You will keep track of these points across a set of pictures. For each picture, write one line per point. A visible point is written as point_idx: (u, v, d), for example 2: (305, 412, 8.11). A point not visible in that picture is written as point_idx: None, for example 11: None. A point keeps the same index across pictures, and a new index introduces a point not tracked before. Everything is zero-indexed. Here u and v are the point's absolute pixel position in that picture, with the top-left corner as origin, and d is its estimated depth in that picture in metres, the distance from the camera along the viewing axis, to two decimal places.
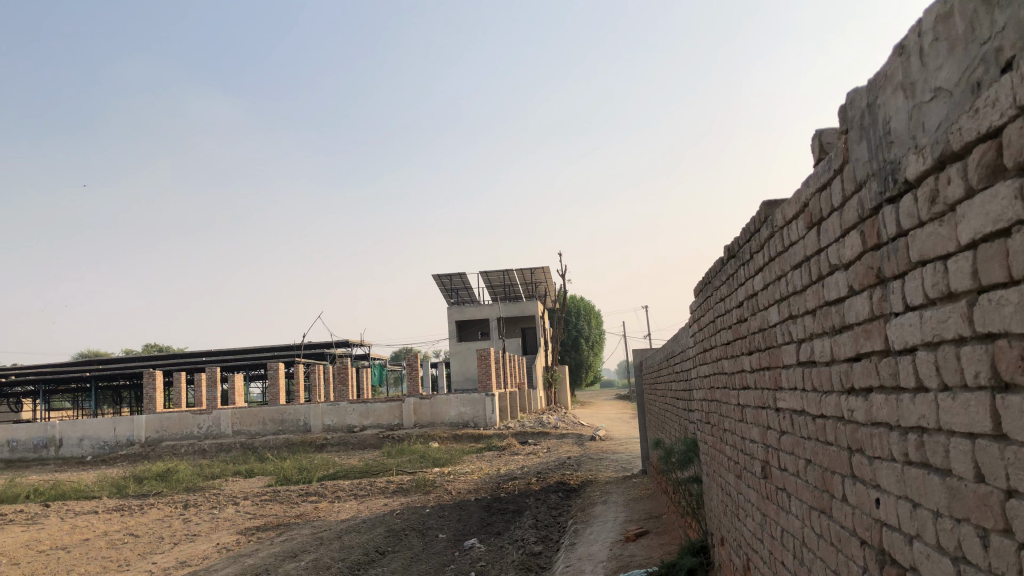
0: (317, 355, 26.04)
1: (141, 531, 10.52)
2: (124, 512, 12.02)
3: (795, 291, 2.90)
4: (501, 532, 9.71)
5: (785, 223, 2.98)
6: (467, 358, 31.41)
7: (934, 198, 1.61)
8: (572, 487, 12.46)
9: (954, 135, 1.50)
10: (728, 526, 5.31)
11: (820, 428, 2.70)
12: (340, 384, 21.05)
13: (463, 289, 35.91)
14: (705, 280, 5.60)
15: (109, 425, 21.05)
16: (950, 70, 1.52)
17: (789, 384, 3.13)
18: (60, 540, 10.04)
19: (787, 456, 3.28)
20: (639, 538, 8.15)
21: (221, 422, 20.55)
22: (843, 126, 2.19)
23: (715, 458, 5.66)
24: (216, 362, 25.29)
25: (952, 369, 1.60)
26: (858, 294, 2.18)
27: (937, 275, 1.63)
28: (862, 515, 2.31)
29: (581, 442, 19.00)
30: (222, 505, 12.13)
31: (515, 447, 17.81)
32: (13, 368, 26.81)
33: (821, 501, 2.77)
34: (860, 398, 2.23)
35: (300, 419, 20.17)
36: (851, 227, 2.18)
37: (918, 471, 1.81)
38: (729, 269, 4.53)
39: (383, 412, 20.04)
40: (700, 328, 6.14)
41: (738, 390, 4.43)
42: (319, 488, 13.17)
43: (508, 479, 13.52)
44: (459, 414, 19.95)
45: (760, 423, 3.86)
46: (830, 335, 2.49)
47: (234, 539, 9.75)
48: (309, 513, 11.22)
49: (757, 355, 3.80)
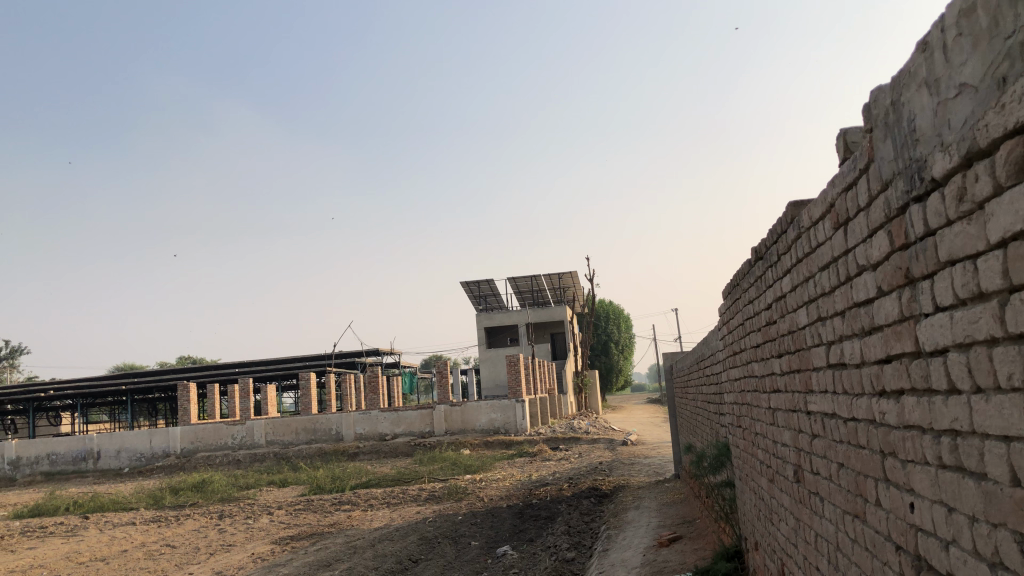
0: (348, 364, 26.23)
1: (178, 542, 10.64)
2: (161, 522, 12.19)
3: (824, 294, 2.86)
4: (533, 539, 9.69)
5: (812, 223, 2.94)
6: (497, 364, 31.43)
7: (962, 196, 1.58)
8: (604, 492, 12.43)
9: (979, 132, 1.47)
10: (762, 530, 5.22)
11: (851, 432, 2.66)
12: (371, 393, 21.17)
13: (491, 295, 35.96)
14: (734, 281, 5.56)
15: (145, 437, 21.35)
16: (973, 66, 1.49)
17: (820, 387, 3.08)
18: (99, 551, 10.20)
19: (820, 460, 3.23)
20: (673, 543, 8.09)
21: (255, 433, 20.68)
22: (867, 125, 2.15)
23: (747, 461, 5.61)
24: (248, 372, 25.56)
25: (985, 370, 1.56)
26: (887, 295, 2.14)
27: (966, 274, 1.60)
28: (896, 520, 2.26)
29: (613, 447, 18.92)
30: (257, 515, 12.24)
31: (546, 453, 17.78)
32: (51, 383, 27.31)
33: (855, 505, 2.72)
34: (892, 401, 2.19)
35: (332, 428, 20.31)
36: (878, 226, 2.15)
37: (953, 474, 1.77)
38: (757, 272, 4.49)
39: (414, 419, 20.11)
40: (731, 331, 6.08)
41: (769, 394, 4.38)
42: (351, 497, 13.25)
43: (539, 485, 13.50)
44: (490, 420, 19.93)
45: (791, 425, 3.82)
46: (859, 337, 2.45)
47: (269, 548, 9.84)
48: (343, 522, 11.29)
49: (787, 359, 3.75)
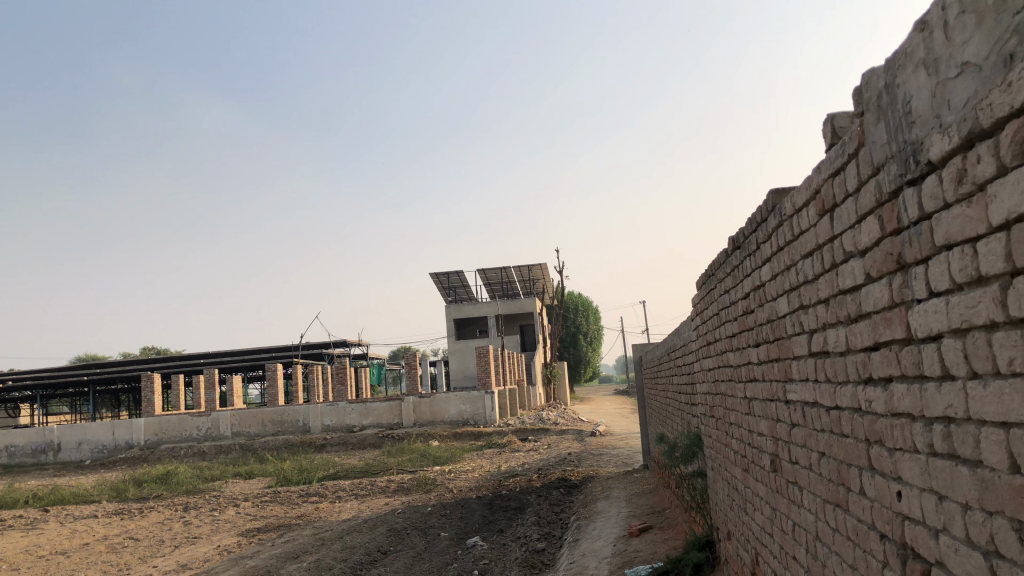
0: (316, 355, 26.00)
1: (141, 535, 10.45)
2: (124, 515, 11.96)
3: (807, 281, 2.84)
4: (503, 529, 9.65)
5: (796, 211, 2.91)
6: (466, 356, 31.35)
7: (962, 178, 1.55)
8: (573, 482, 12.44)
9: (982, 112, 1.44)
10: (734, 520, 5.25)
11: (834, 420, 2.64)
12: (339, 384, 20.97)
13: (460, 286, 35.86)
14: (709, 272, 5.56)
15: (107, 428, 20.96)
16: (978, 44, 1.45)
17: (800, 376, 3.07)
18: (60, 545, 9.97)
19: (798, 448, 3.23)
20: (644, 533, 8.09)
21: (220, 424, 20.43)
22: (858, 108, 2.12)
23: (720, 452, 5.62)
24: (214, 363, 25.25)
25: (983, 356, 1.54)
26: (875, 282, 2.12)
27: (965, 259, 1.57)
28: (882, 508, 2.25)
29: (581, 438, 18.99)
30: (222, 507, 12.07)
31: (515, 444, 17.77)
32: (10, 373, 26.69)
33: (837, 494, 2.71)
34: (879, 388, 2.17)
35: (299, 419, 20.09)
36: (868, 211, 2.12)
37: (945, 462, 1.75)
38: (733, 261, 4.48)
39: (383, 411, 19.96)
40: (704, 321, 6.07)
41: (744, 382, 4.38)
42: (319, 488, 13.12)
43: (509, 476, 13.47)
44: (459, 412, 19.87)
45: (769, 415, 3.80)
46: (844, 324, 2.43)
47: (236, 540, 9.69)
48: (310, 514, 11.17)
49: (765, 347, 3.74)
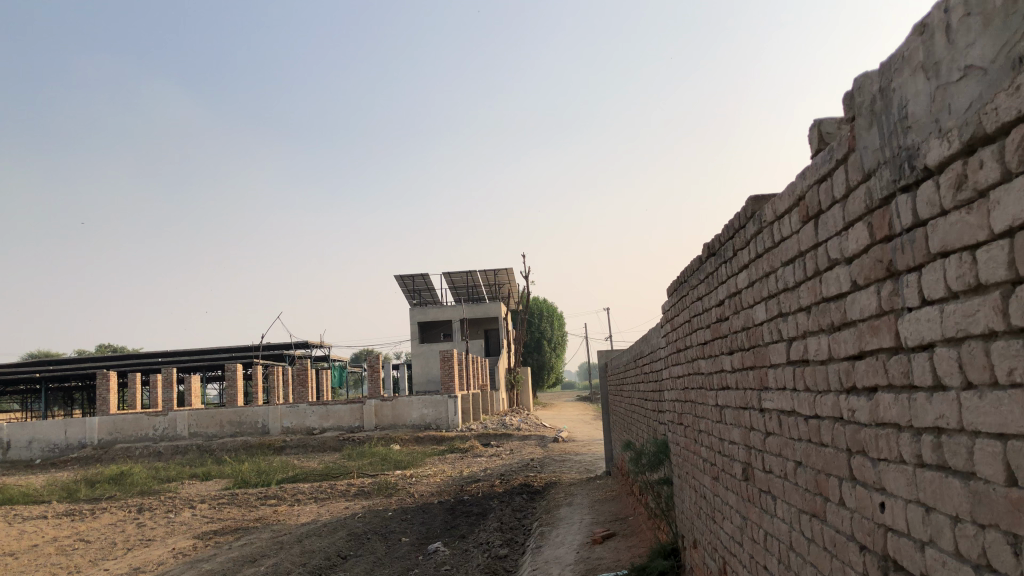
0: (277, 356, 25.65)
1: (93, 536, 10.16)
2: (75, 516, 11.62)
3: (787, 289, 2.82)
4: (465, 535, 9.55)
5: (776, 217, 2.89)
6: (430, 359, 31.16)
7: (961, 184, 1.52)
8: (536, 488, 12.38)
9: (986, 116, 1.41)
10: (701, 528, 5.23)
11: (813, 429, 2.62)
12: (300, 386, 20.70)
13: (425, 290, 35.69)
14: (681, 279, 5.55)
15: (60, 427, 20.45)
16: (985, 46, 1.42)
17: (777, 384, 3.06)
18: (7, 546, 9.64)
19: (772, 457, 3.21)
20: (607, 540, 8.07)
21: (177, 424, 20.05)
22: (849, 113, 2.10)
23: (688, 460, 5.60)
24: (173, 361, 24.77)
25: (979, 366, 1.51)
26: (862, 289, 2.09)
27: (962, 266, 1.54)
28: (862, 519, 2.22)
29: (544, 444, 18.94)
30: (178, 509, 11.81)
31: (477, 449, 17.67)
32: None
33: (813, 504, 2.69)
34: (863, 398, 2.15)
35: (259, 421, 19.79)
36: (856, 218, 2.09)
37: (934, 474, 1.72)
38: (708, 268, 4.46)
39: (344, 414, 19.73)
40: (674, 327, 6.07)
41: (716, 390, 4.36)
42: (278, 491, 12.90)
43: (471, 481, 13.37)
44: (421, 416, 19.70)
45: (741, 423, 3.79)
46: (827, 333, 2.41)
47: (191, 543, 9.46)
48: (268, 517, 10.96)
49: (740, 355, 3.73)
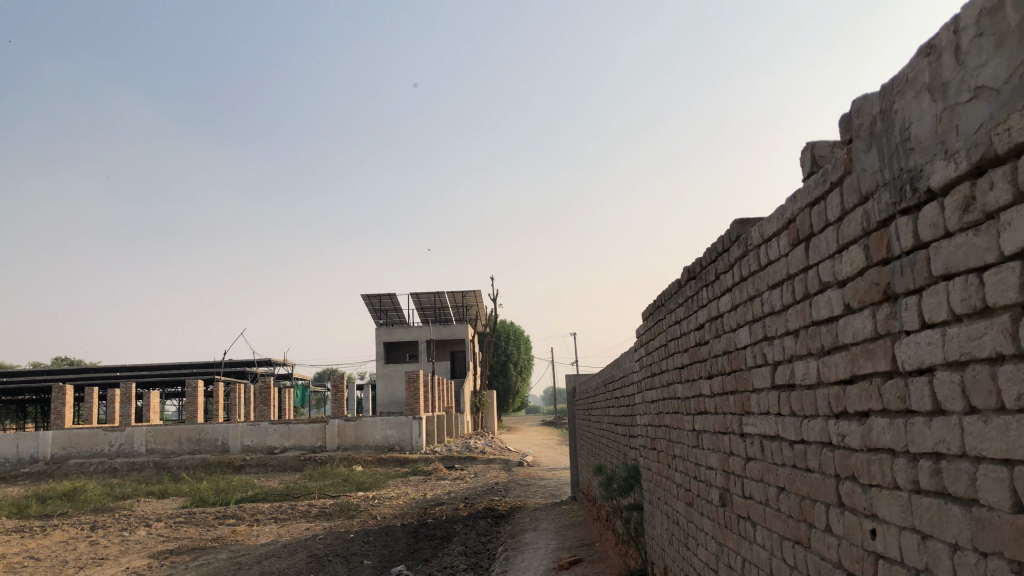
0: (239, 372, 25.23)
1: (44, 554, 9.84)
2: (24, 533, 11.23)
3: (772, 312, 2.81)
4: (428, 559, 9.37)
5: (763, 240, 2.88)
6: (395, 380, 30.89)
7: (969, 206, 1.51)
8: (501, 513, 12.25)
9: (998, 137, 1.40)
10: (673, 554, 5.18)
11: (799, 454, 2.59)
12: (262, 404, 20.36)
13: (392, 310, 35.43)
14: (657, 302, 5.56)
15: (12, 441, 19.87)
16: (997, 67, 1.42)
17: (759, 409, 3.05)
18: None
19: (753, 483, 3.19)
20: (573, 565, 7.96)
21: (134, 440, 19.55)
22: (846, 135, 2.10)
23: (661, 484, 5.55)
24: (132, 376, 24.23)
25: (985, 390, 1.48)
26: (855, 312, 2.08)
27: (968, 288, 1.52)
28: (851, 547, 2.19)
29: (509, 468, 18.82)
30: (134, 527, 11.48)
31: (441, 472, 17.48)
32: None
33: (796, 531, 2.65)
34: (855, 422, 2.12)
35: (218, 438, 19.40)
36: (851, 241, 2.08)
37: (933, 500, 1.69)
38: (687, 292, 4.46)
39: (306, 433, 19.37)
40: (649, 352, 6.04)
41: (693, 415, 4.33)
42: (237, 511, 12.60)
43: (435, 504, 13.20)
44: (385, 437, 19.41)
45: (720, 448, 3.76)
46: (817, 356, 2.38)
47: (146, 562, 9.18)
48: (226, 536, 10.70)
49: (719, 380, 3.71)
